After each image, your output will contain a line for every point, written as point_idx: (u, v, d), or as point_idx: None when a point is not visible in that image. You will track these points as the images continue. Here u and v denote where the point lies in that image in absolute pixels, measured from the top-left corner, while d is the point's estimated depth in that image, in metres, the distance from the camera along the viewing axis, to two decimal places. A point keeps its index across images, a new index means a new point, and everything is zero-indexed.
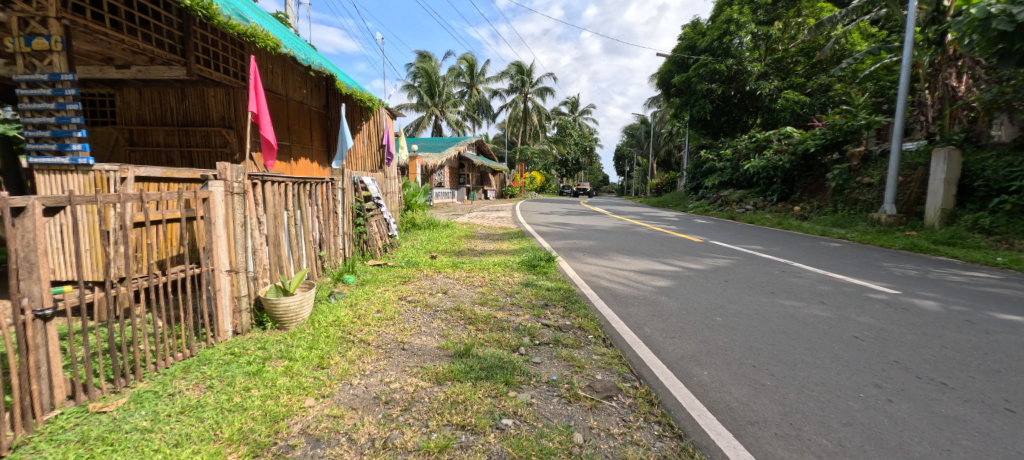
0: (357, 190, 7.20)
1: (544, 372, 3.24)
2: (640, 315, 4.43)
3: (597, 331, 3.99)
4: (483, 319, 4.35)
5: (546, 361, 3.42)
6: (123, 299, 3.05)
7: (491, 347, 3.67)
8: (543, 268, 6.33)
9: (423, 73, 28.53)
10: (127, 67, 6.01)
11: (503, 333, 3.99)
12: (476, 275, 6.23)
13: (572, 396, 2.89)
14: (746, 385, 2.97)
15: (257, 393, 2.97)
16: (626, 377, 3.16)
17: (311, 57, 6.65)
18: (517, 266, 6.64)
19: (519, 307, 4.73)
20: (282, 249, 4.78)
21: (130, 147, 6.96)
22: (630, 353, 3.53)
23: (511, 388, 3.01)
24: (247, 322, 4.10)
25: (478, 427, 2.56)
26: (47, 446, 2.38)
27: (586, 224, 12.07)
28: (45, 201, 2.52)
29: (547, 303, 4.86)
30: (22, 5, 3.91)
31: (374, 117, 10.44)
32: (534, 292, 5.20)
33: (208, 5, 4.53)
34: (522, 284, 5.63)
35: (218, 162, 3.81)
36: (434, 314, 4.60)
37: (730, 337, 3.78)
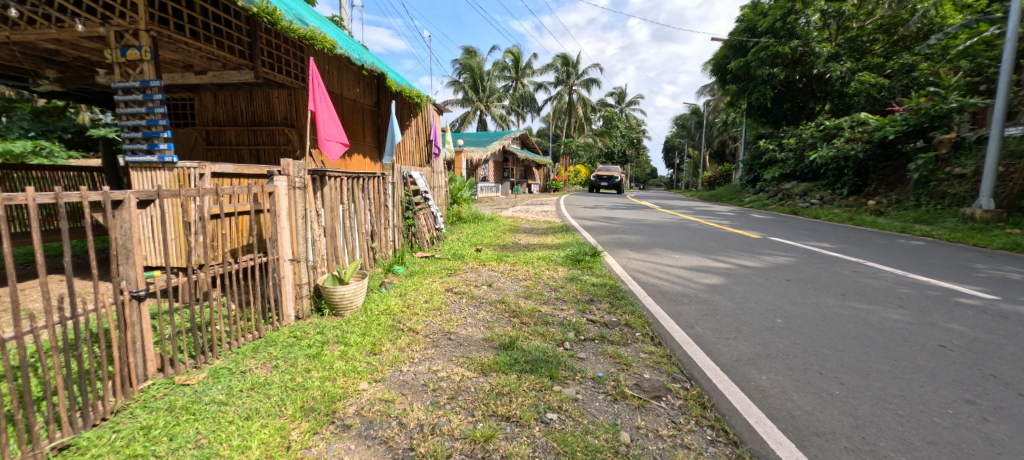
0: (406, 184, 7.46)
1: (590, 368, 3.27)
2: (690, 313, 4.33)
3: (645, 328, 3.95)
4: (528, 313, 4.42)
5: (592, 357, 3.44)
6: (203, 284, 3.36)
7: (536, 340, 3.74)
8: (588, 263, 6.31)
9: (466, 69, 28.84)
10: (204, 72, 6.55)
11: (548, 327, 4.04)
12: (521, 268, 6.32)
13: (619, 395, 2.90)
14: (812, 394, 2.86)
15: (316, 374, 3.20)
16: (676, 377, 3.12)
17: (364, 57, 6.95)
18: (561, 260, 6.65)
19: (563, 301, 4.77)
20: (338, 240, 5.08)
21: (208, 146, 7.57)
22: (681, 353, 3.47)
23: (557, 382, 3.05)
24: (307, 308, 4.41)
25: (523, 419, 2.63)
26: (142, 411, 2.71)
27: (633, 219, 11.86)
28: (138, 195, 2.82)
29: (593, 298, 4.86)
30: (119, 21, 4.39)
31: (421, 113, 10.73)
32: (579, 287, 5.21)
33: (273, 11, 4.87)
34: (566, 279, 5.64)
35: (281, 159, 4.09)
36: (480, 306, 4.73)
37: (792, 341, 3.63)
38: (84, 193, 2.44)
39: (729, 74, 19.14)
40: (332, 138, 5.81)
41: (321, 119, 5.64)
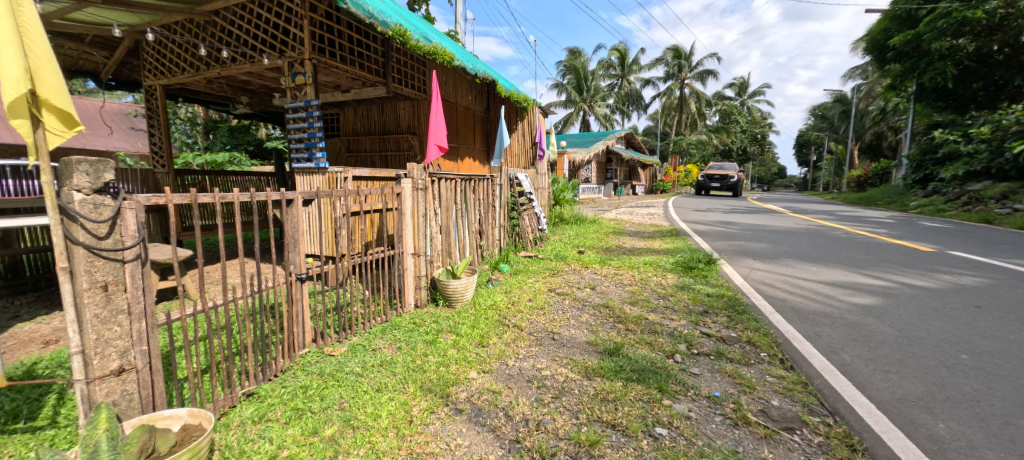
0: (512, 186, 7.78)
1: (705, 386, 3.15)
2: (834, 337, 3.89)
3: (774, 350, 3.66)
4: (633, 319, 4.37)
5: (707, 374, 3.31)
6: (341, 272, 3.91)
7: (642, 350, 3.71)
8: (702, 271, 5.99)
9: (571, 69, 28.86)
10: (348, 91, 7.63)
11: (656, 337, 3.97)
12: (626, 273, 6.24)
13: (740, 420, 2.75)
14: (1013, 454, 2.38)
15: (433, 359, 3.57)
16: (813, 409, 2.85)
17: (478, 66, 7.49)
18: (671, 266, 6.41)
19: (673, 311, 4.61)
20: (451, 238, 5.54)
21: (348, 154, 8.73)
22: (820, 382, 3.16)
23: (666, 396, 3.02)
24: (425, 298, 4.90)
25: (630, 430, 2.65)
26: (302, 373, 3.30)
27: (755, 224, 10.86)
28: (304, 195, 3.42)
29: (707, 310, 4.64)
30: (290, 53, 5.63)
31: (527, 117, 11.07)
32: (691, 297, 4.99)
33: (404, 32, 5.50)
34: (677, 287, 5.44)
35: (407, 163, 4.60)
36: (583, 309, 4.79)
37: (984, 385, 3.05)
38: (266, 192, 3.07)
39: (891, 51, 16.43)
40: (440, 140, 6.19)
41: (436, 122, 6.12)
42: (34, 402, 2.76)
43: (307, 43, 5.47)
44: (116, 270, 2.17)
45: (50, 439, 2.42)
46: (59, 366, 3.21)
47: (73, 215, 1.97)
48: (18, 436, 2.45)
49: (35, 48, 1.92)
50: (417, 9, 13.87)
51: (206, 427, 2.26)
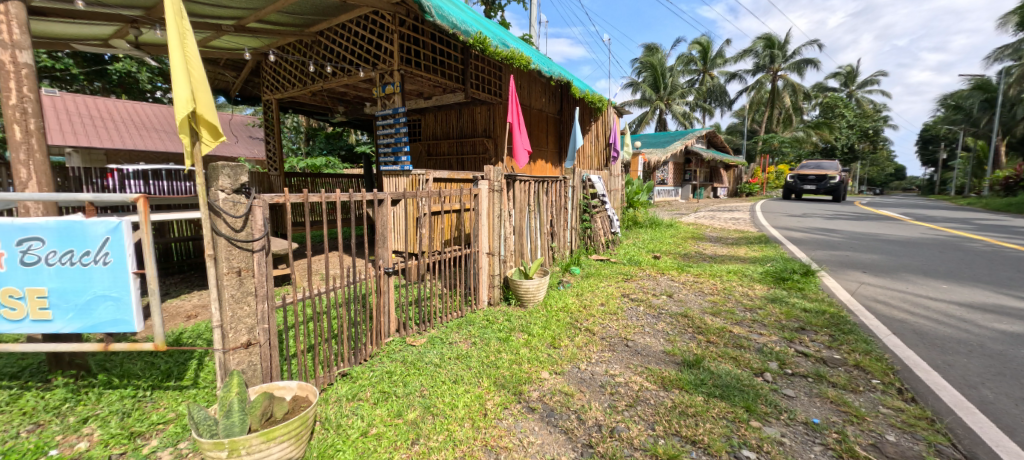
0: (585, 188, 7.75)
1: (801, 411, 2.94)
2: (970, 368, 3.39)
3: (889, 377, 3.28)
4: (715, 332, 4.20)
5: (803, 398, 3.09)
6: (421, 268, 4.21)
7: (726, 364, 3.56)
8: (796, 283, 5.57)
9: (648, 67, 27.91)
10: (430, 98, 8.13)
11: (743, 352, 3.78)
12: (706, 281, 5.98)
13: (845, 453, 2.53)
14: None
15: (506, 356, 3.71)
16: (942, 451, 2.51)
17: (553, 69, 7.62)
18: (758, 277, 6.02)
19: (762, 326, 4.35)
20: (524, 239, 5.68)
21: (428, 157, 9.26)
22: (951, 419, 2.76)
23: (755, 417, 2.87)
24: (498, 296, 5.09)
25: (713, 449, 2.58)
26: (387, 359, 3.62)
27: (863, 232, 9.77)
28: (392, 196, 3.74)
29: (804, 327, 4.31)
30: (382, 66, 6.16)
31: (601, 118, 10.94)
32: (784, 312, 4.66)
33: (484, 40, 5.77)
34: (766, 299, 5.12)
35: (485, 166, 4.82)
36: (659, 316, 4.68)
37: None
38: (359, 192, 3.42)
39: None
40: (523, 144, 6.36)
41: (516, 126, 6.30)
42: (180, 365, 3.31)
43: (396, 56, 5.95)
44: (246, 258, 2.56)
45: (193, 398, 2.90)
46: (198, 337, 3.82)
47: (219, 212, 2.37)
48: (170, 392, 2.97)
49: (195, 73, 2.32)
50: (494, 16, 14.28)
51: (313, 399, 2.57)
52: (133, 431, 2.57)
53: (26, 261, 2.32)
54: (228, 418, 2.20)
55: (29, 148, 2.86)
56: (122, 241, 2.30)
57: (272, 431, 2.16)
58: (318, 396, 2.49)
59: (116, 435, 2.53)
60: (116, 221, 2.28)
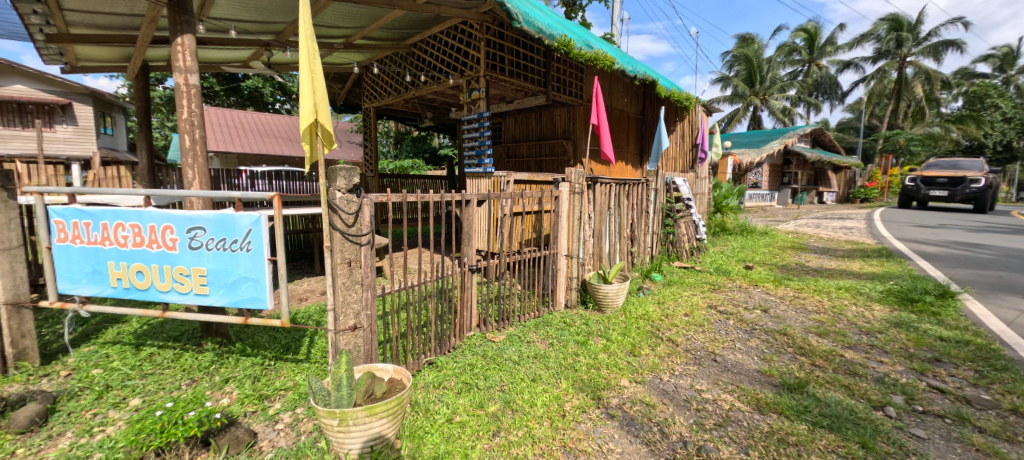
0: (669, 191, 7.50)
1: (935, 455, 2.62)
2: None
3: None
4: (822, 355, 3.89)
5: (937, 441, 2.75)
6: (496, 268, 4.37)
7: (836, 393, 3.28)
8: (926, 307, 4.94)
9: (743, 60, 26.00)
10: (512, 101, 8.39)
11: (857, 380, 3.46)
12: (809, 297, 5.52)
13: None
14: None
15: (584, 360, 3.77)
16: None
17: (637, 68, 7.52)
18: (877, 297, 5.41)
19: (883, 353, 3.93)
20: (603, 242, 5.67)
21: (507, 159, 9.56)
22: None
23: (873, 455, 2.62)
24: (575, 299, 5.14)
25: None
26: (469, 352, 3.85)
27: (1016, 249, 8.30)
28: (477, 196, 3.95)
29: (939, 358, 3.81)
30: (469, 72, 6.49)
31: (688, 117, 10.45)
32: (912, 339, 4.16)
33: (569, 42, 5.86)
34: (889, 323, 4.59)
35: (567, 168, 4.91)
36: (752, 332, 4.46)
37: None
38: (449, 192, 3.70)
39: None
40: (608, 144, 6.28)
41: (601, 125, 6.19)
42: (296, 341, 3.83)
43: (482, 62, 6.23)
44: (355, 250, 2.90)
45: (307, 370, 3.34)
46: (309, 317, 4.37)
47: (335, 209, 2.73)
48: (288, 364, 3.44)
49: (318, 86, 2.68)
50: (574, 17, 14.29)
51: (406, 382, 2.83)
52: (263, 393, 3.04)
53: (192, 245, 2.85)
54: (338, 391, 2.51)
55: (194, 153, 3.48)
56: (261, 232, 2.74)
57: (374, 406, 2.44)
58: (412, 380, 2.74)
59: (250, 395, 3.00)
60: (257, 215, 2.72)
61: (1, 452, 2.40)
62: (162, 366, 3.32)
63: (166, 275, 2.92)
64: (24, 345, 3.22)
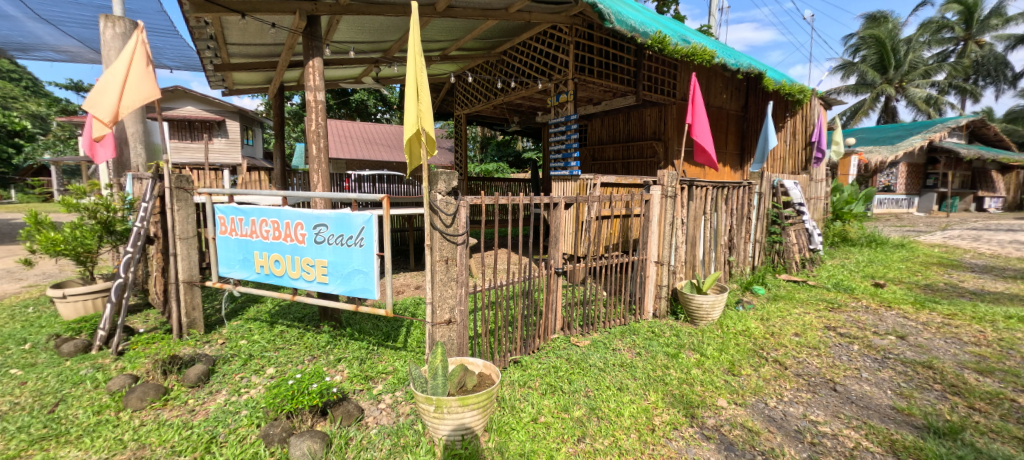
0: (776, 195, 6.91)
1: None
2: None
3: None
4: (984, 397, 3.34)
5: None
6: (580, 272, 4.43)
7: (1004, 445, 2.79)
8: None
9: (872, 43, 22.88)
10: (599, 102, 8.33)
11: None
12: (964, 326, 4.75)
13: None
14: None
15: (674, 374, 3.68)
16: None
17: (740, 60, 7.07)
18: None
19: None
20: (697, 249, 5.42)
21: (593, 161, 9.52)
22: None
23: None
24: (664, 309, 4.98)
25: None
26: (553, 354, 3.95)
27: None
28: (565, 200, 4.02)
29: None
30: (556, 76, 6.59)
31: (802, 112, 9.46)
32: None
33: (663, 39, 5.72)
34: None
35: (659, 171, 4.79)
36: (883, 362, 4.01)
37: None
38: (537, 196, 3.82)
39: None
40: (704, 144, 5.98)
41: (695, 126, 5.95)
42: (395, 330, 4.21)
43: (570, 65, 6.28)
44: (451, 248, 3.14)
45: (405, 357, 3.68)
46: (407, 309, 4.78)
47: (436, 209, 3.00)
48: (389, 351, 3.80)
49: (422, 96, 2.95)
50: (666, 11, 13.74)
51: (495, 378, 2.99)
52: (368, 375, 3.41)
53: (317, 240, 3.30)
54: (434, 379, 2.74)
55: (319, 160, 4.01)
56: (372, 230, 3.07)
57: (466, 397, 2.62)
58: (500, 377, 2.90)
59: (358, 375, 3.39)
60: (369, 214, 3.06)
61: (180, 401, 3.02)
62: (289, 342, 3.87)
63: (296, 265, 3.41)
64: (194, 316, 3.97)
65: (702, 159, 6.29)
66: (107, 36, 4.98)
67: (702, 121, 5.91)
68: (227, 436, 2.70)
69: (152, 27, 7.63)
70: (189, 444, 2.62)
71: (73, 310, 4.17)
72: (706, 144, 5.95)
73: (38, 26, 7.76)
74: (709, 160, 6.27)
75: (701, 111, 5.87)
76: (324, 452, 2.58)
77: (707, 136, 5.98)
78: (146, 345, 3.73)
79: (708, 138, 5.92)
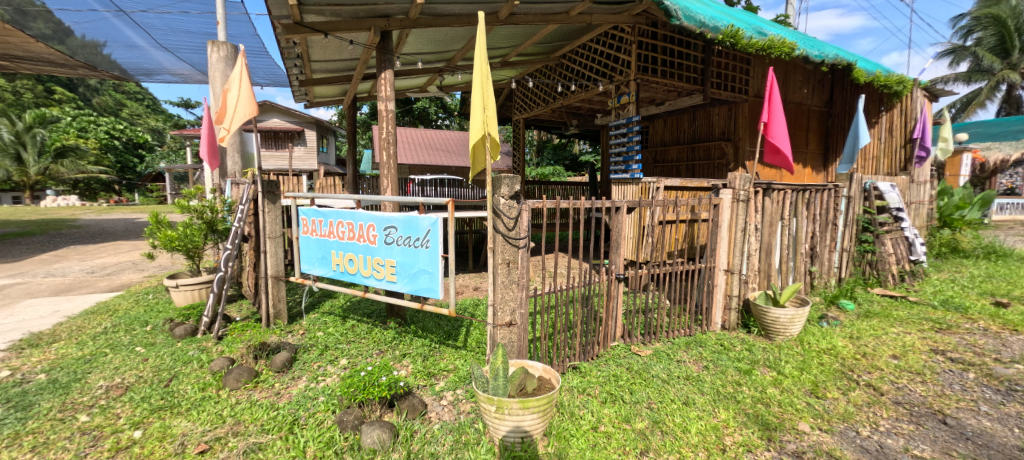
0: (867, 200, 6.29)
1: None
2: None
3: None
4: None
5: None
6: (642, 278, 4.31)
7: None
8: None
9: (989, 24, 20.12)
10: (663, 103, 8.09)
11: None
12: None
13: None
14: None
15: (748, 392, 3.47)
16: None
17: (825, 51, 6.55)
18: None
19: None
20: (773, 258, 5.06)
21: (655, 164, 9.25)
22: None
23: None
24: (734, 321, 4.71)
25: None
26: (614, 362, 3.88)
27: None
28: (627, 204, 3.94)
29: None
30: (618, 77, 6.49)
31: (902, 105, 8.44)
32: None
33: (736, 33, 5.45)
34: None
35: (730, 173, 4.55)
36: (1005, 394, 3.53)
37: None
38: (599, 199, 3.79)
39: None
40: (780, 145, 5.58)
41: (772, 124, 5.58)
42: (456, 329, 4.35)
43: (632, 65, 6.16)
44: (513, 252, 3.20)
45: (466, 357, 3.79)
46: (468, 310, 4.92)
47: (499, 213, 3.09)
48: (451, 349, 3.94)
49: (488, 102, 3.04)
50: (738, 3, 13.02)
51: (555, 383, 2.99)
52: (431, 371, 3.55)
53: (387, 241, 3.51)
54: (496, 380, 2.80)
55: (389, 165, 4.25)
56: (437, 232, 3.21)
57: (527, 400, 2.65)
58: (561, 382, 2.89)
59: (421, 371, 3.54)
60: (435, 217, 3.20)
61: (268, 384, 3.34)
62: (360, 336, 4.13)
63: (368, 264, 3.65)
64: (280, 308, 4.36)
65: (773, 160, 5.86)
66: (213, 59, 5.63)
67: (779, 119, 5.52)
68: (307, 420, 2.95)
69: (248, 49, 8.53)
70: (276, 424, 2.89)
71: (184, 297, 4.76)
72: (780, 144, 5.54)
73: (159, 53, 8.98)
74: (782, 161, 5.83)
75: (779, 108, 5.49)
76: (392, 442, 2.73)
77: (783, 136, 5.57)
78: (241, 332, 4.18)
79: (784, 139, 5.51)
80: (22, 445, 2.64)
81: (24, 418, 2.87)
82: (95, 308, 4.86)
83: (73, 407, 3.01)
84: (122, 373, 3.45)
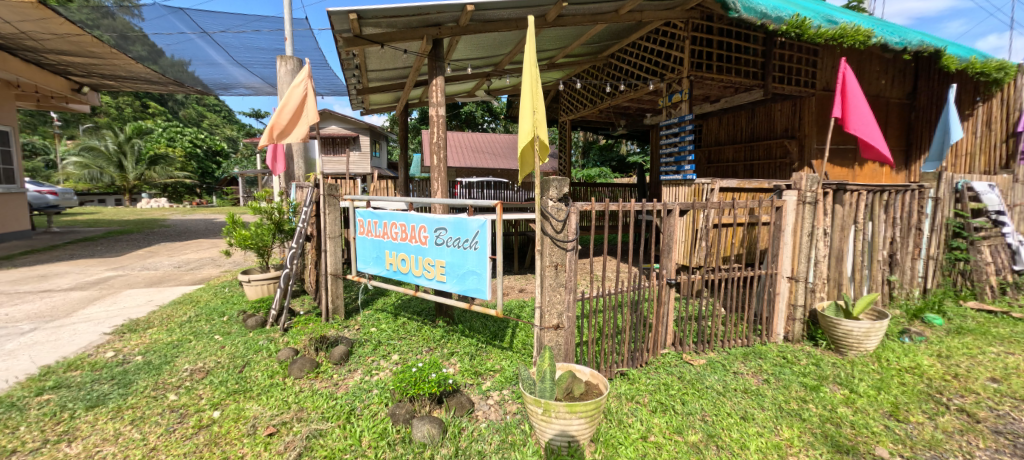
0: (959, 202, 5.65)
1: None
2: None
3: None
4: None
5: None
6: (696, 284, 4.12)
7: None
8: None
9: None
10: (718, 100, 7.75)
11: None
12: None
13: None
14: None
15: (815, 410, 3.21)
16: None
17: (907, 38, 5.97)
18: None
19: None
20: (844, 265, 4.67)
21: (709, 164, 8.90)
22: None
23: None
24: (799, 333, 4.39)
25: None
26: (664, 371, 3.74)
27: None
28: (680, 206, 3.79)
29: None
30: (670, 75, 6.29)
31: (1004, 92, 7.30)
32: None
33: (802, 22, 5.09)
34: None
35: (795, 174, 4.26)
36: None
37: None
38: (650, 201, 3.66)
39: None
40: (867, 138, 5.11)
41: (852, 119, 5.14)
42: (502, 330, 4.40)
43: (685, 62, 5.95)
44: (561, 254, 3.19)
45: (512, 358, 3.81)
46: (513, 311, 4.95)
47: (548, 216, 3.09)
48: (497, 350, 3.98)
49: (537, 104, 3.04)
50: None
51: (603, 389, 2.93)
52: (478, 370, 3.61)
53: (437, 242, 3.61)
54: (543, 382, 2.79)
55: (439, 169, 4.38)
56: (486, 234, 3.26)
57: (575, 405, 2.61)
58: (609, 388, 2.83)
59: (469, 369, 3.61)
60: (483, 220, 3.26)
61: (328, 376, 3.54)
62: (410, 333, 4.29)
63: (420, 264, 3.78)
64: (338, 303, 4.61)
65: (871, 155, 5.47)
66: (281, 73, 6.05)
67: (861, 114, 5.06)
68: (363, 410, 3.09)
69: (312, 61, 9.13)
70: (335, 412, 3.06)
71: (256, 291, 5.17)
72: (873, 140, 5.08)
73: (236, 69, 9.83)
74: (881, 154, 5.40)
75: (859, 103, 5.02)
76: (441, 438, 2.79)
77: (872, 130, 5.10)
78: (305, 325, 4.47)
79: (876, 133, 5.05)
80: (124, 418, 2.97)
81: (125, 394, 3.23)
82: (180, 299, 5.39)
83: (164, 387, 3.36)
84: (204, 358, 3.80)
